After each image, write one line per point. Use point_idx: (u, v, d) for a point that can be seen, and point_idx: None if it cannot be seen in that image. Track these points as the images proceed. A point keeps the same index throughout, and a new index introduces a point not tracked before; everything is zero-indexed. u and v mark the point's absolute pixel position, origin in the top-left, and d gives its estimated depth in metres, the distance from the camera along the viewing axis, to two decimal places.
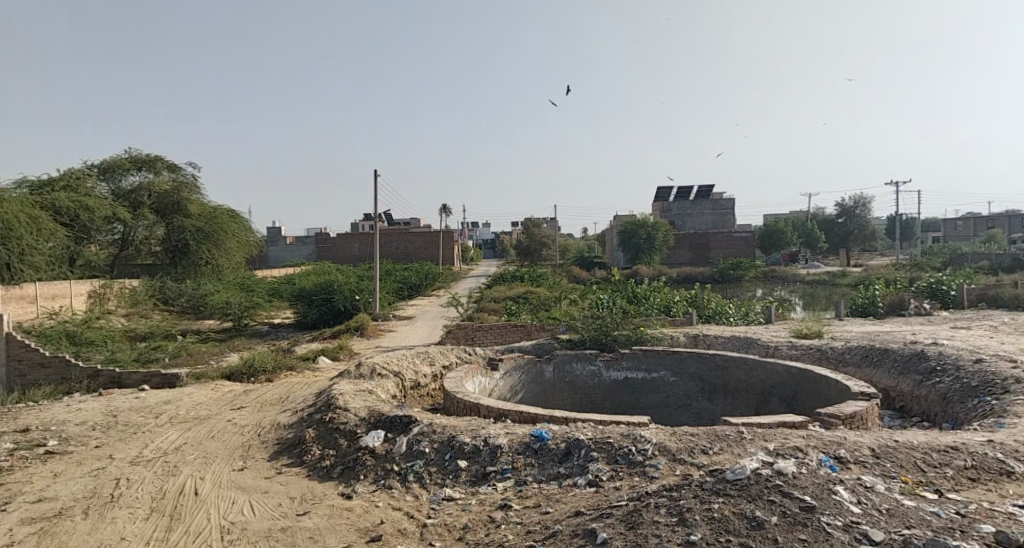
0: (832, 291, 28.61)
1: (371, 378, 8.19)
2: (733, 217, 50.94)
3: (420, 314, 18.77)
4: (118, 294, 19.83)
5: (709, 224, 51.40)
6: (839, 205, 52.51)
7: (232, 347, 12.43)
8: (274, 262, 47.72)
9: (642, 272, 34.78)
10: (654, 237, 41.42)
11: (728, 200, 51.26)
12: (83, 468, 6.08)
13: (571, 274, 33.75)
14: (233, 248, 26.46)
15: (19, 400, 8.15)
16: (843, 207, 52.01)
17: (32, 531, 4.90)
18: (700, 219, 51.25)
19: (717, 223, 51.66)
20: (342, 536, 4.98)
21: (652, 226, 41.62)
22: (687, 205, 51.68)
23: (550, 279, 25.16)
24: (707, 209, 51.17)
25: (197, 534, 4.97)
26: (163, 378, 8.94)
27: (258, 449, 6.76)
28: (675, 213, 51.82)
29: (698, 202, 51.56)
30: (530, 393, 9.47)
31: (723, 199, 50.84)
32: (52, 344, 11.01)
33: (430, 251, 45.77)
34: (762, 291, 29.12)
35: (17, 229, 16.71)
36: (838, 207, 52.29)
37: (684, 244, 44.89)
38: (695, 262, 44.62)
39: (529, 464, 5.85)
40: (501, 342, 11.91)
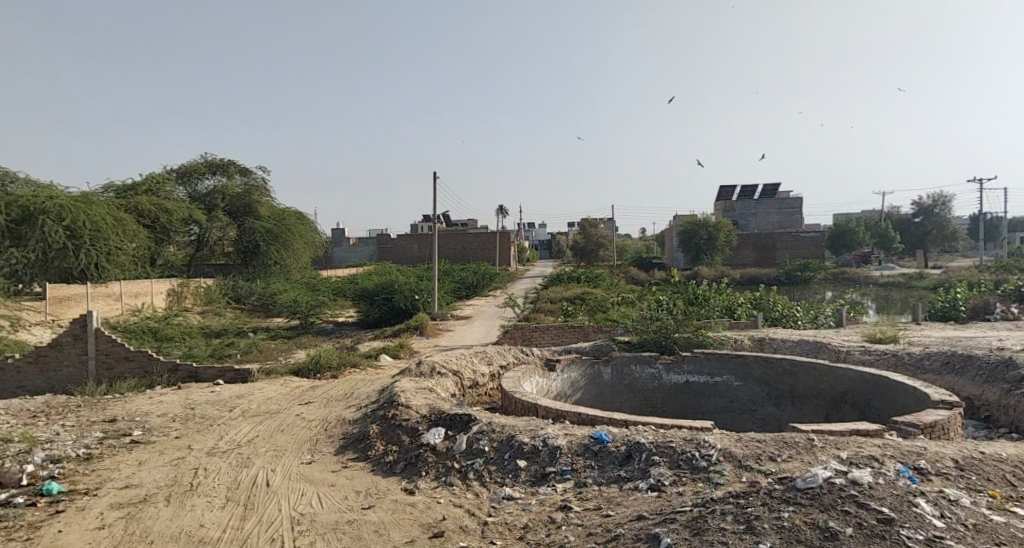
0: (908, 294, 27.28)
1: (431, 376, 8.32)
2: (799, 216, 49.34)
3: (477, 313, 18.95)
4: (194, 292, 20.85)
5: (774, 224, 49.93)
6: (915, 204, 50.40)
7: (299, 344, 12.86)
8: (338, 263, 49.29)
9: (704, 274, 34.06)
10: (716, 237, 40.48)
11: (795, 200, 49.68)
12: (164, 457, 6.40)
13: (629, 274, 33.35)
14: (300, 249, 27.25)
15: (107, 392, 8.63)
16: (920, 206, 49.91)
17: (120, 515, 5.19)
18: (765, 219, 49.84)
19: (783, 222, 50.03)
20: (406, 531, 5.07)
21: (713, 227, 40.71)
22: (751, 205, 50.40)
23: (608, 280, 24.98)
24: (772, 208, 49.75)
25: (269, 524, 5.17)
26: (235, 373, 9.33)
27: (324, 443, 6.97)
28: (738, 213, 50.53)
29: (762, 202, 50.21)
30: (588, 395, 9.42)
31: (789, 199, 49.30)
32: (136, 341, 11.66)
33: (487, 252, 46.12)
34: (833, 294, 28.06)
35: (105, 231, 18.60)
36: (915, 206, 50.22)
37: (748, 244, 43.79)
38: (760, 263, 43.38)
39: (589, 465, 5.82)
40: (557, 343, 11.91)
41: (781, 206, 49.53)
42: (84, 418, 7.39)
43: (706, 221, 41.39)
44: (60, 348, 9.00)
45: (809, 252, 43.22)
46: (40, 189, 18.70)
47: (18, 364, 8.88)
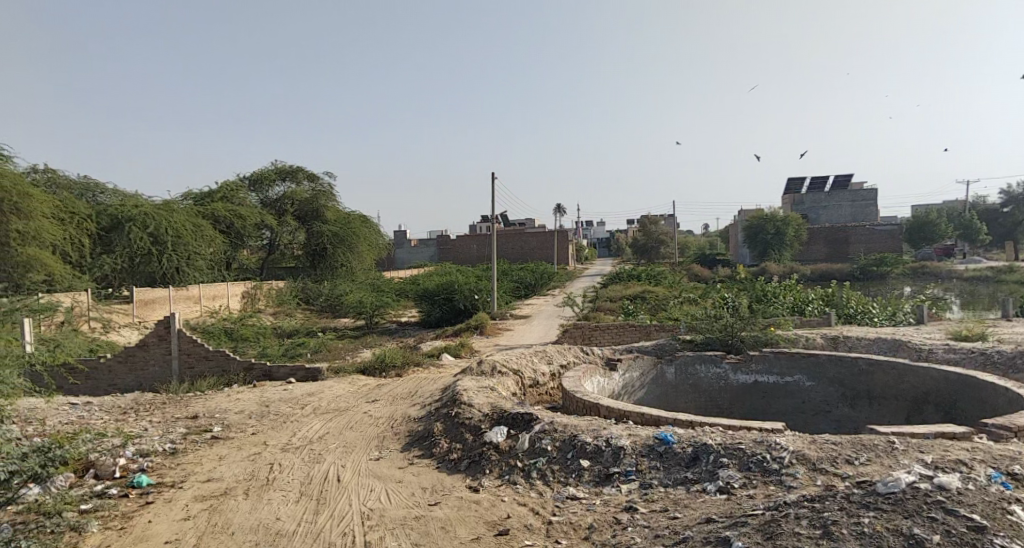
0: (1000, 288, 25.61)
1: (492, 375, 8.39)
2: (874, 209, 47.22)
3: (536, 313, 19.01)
4: (266, 294, 21.77)
5: (847, 216, 47.83)
6: (1004, 193, 47.23)
7: (365, 343, 13.24)
8: (401, 264, 50.67)
9: (772, 269, 33.05)
10: (785, 232, 39.09)
11: (870, 191, 47.59)
12: (242, 453, 6.71)
13: (692, 271, 32.65)
14: (364, 251, 28.05)
15: (189, 390, 9.12)
16: (1010, 195, 46.73)
17: (203, 507, 5.48)
18: (837, 211, 47.89)
19: (857, 216, 47.96)
20: (472, 528, 5.13)
21: (781, 221, 39.29)
22: (822, 197, 48.53)
23: (670, 277, 24.53)
24: (846, 200, 47.69)
25: (341, 518, 5.34)
26: (306, 372, 9.70)
27: (391, 440, 7.14)
28: (807, 206, 48.80)
29: (835, 194, 48.20)
30: (651, 395, 9.28)
31: (862, 190, 47.27)
32: (215, 341, 12.28)
33: (545, 252, 46.14)
34: (913, 289, 26.71)
35: (184, 237, 19.73)
36: (1004, 194, 47.08)
37: (819, 239, 42.17)
38: (832, 258, 41.62)
39: (654, 467, 5.74)
40: (618, 342, 11.80)
41: (855, 198, 47.44)
42: (168, 414, 7.83)
43: (773, 215, 40.08)
44: (146, 349, 9.55)
45: (886, 246, 41.15)
46: (127, 199, 19.98)
47: (109, 363, 9.44)
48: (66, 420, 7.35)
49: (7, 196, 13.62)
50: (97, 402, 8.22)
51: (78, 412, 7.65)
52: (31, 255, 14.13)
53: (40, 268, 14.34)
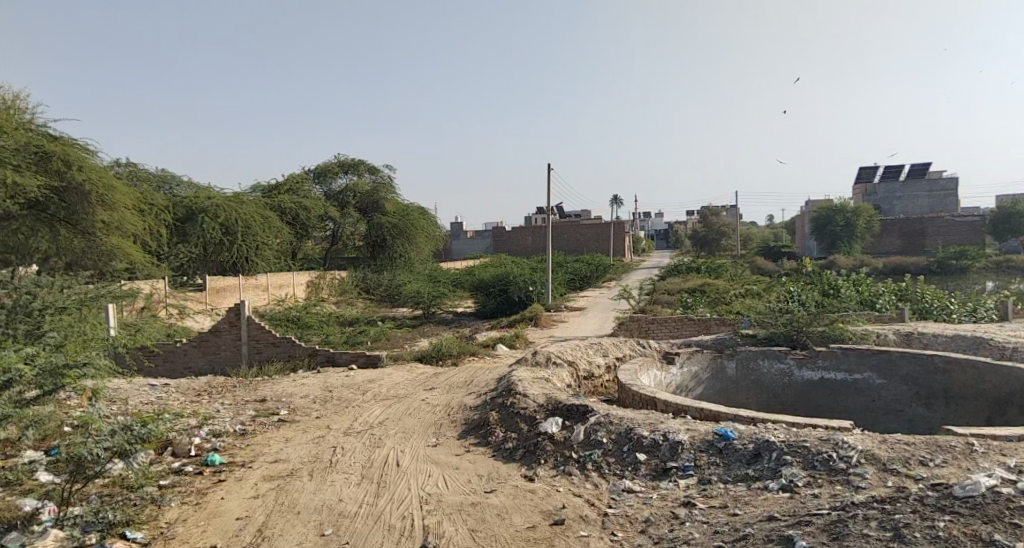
0: None
1: (547, 366, 8.42)
2: (955, 199, 44.75)
3: (591, 305, 18.91)
4: (330, 284, 22.49)
5: (924, 207, 45.49)
6: None
7: (422, 332, 13.50)
8: (457, 255, 51.52)
9: (840, 262, 31.78)
10: (855, 223, 37.58)
11: (950, 180, 45.08)
12: (307, 435, 6.98)
13: (755, 264, 31.70)
14: (422, 242, 28.56)
15: (258, 374, 9.55)
16: None
17: (271, 486, 5.73)
18: (913, 202, 45.65)
19: (934, 206, 45.61)
20: (528, 516, 5.18)
21: (851, 213, 37.88)
22: (896, 187, 46.29)
23: (732, 270, 23.90)
24: (922, 190, 45.37)
25: (400, 502, 5.48)
26: (367, 358, 9.99)
27: (447, 428, 7.27)
28: (880, 197, 46.71)
29: (910, 184, 45.94)
30: (711, 390, 9.09)
31: (941, 180, 44.83)
32: (283, 328, 12.81)
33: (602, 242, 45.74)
34: (1000, 283, 25.15)
35: (253, 227, 20.62)
36: None
37: (893, 230, 40.03)
38: (907, 251, 39.56)
39: (713, 463, 5.63)
40: (675, 336, 11.63)
41: (933, 188, 45.04)
42: (238, 397, 8.21)
43: (842, 207, 38.62)
44: (218, 334, 10.01)
45: (966, 238, 38.93)
46: (200, 191, 21.03)
47: (185, 347, 9.96)
48: (146, 400, 7.81)
49: (92, 187, 14.59)
50: (174, 384, 8.70)
51: (157, 393, 8.12)
52: (114, 244, 15.21)
53: (122, 256, 15.42)
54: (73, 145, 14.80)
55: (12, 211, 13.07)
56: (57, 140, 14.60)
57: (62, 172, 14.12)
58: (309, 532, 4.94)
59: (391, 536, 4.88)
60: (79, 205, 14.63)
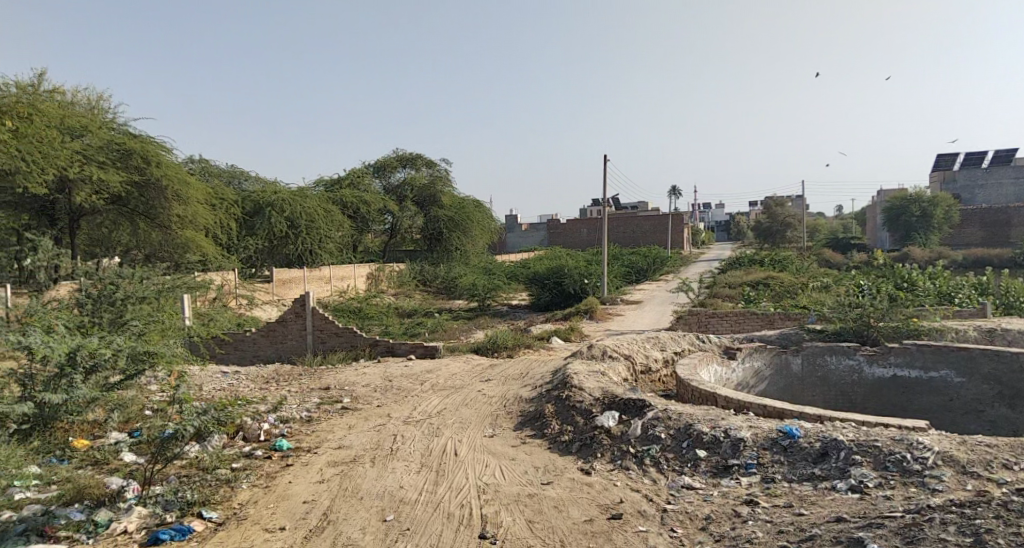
0: None
1: (603, 359, 8.36)
2: None
3: (648, 299, 18.65)
4: (388, 276, 22.95)
5: (1010, 196, 42.72)
6: None
7: (478, 324, 13.64)
8: (512, 248, 51.89)
9: (916, 254, 30.22)
10: (932, 213, 35.69)
11: None
12: (368, 423, 7.17)
13: (822, 256, 30.43)
14: (477, 235, 28.79)
15: (322, 363, 9.87)
16: None
17: (335, 472, 5.92)
18: (997, 190, 42.96)
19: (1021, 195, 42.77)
20: (584, 509, 5.18)
21: (928, 203, 35.97)
22: (978, 174, 43.71)
23: (799, 263, 23.04)
24: (1008, 178, 42.63)
25: (458, 490, 5.57)
26: (425, 349, 10.17)
27: (504, 419, 7.32)
28: (961, 185, 44.20)
29: (994, 171, 43.26)
30: (775, 386, 8.83)
31: None
32: (346, 319, 13.20)
33: (659, 236, 45.07)
34: None
35: (317, 221, 21.28)
36: None
37: (975, 220, 37.94)
38: (989, 243, 37.25)
39: (777, 461, 5.48)
40: (737, 330, 11.36)
41: (1019, 175, 42.25)
42: (304, 385, 8.50)
43: (917, 197, 36.79)
44: (285, 323, 10.38)
45: None
46: (266, 186, 21.86)
47: (254, 335, 10.36)
48: (218, 387, 8.19)
49: (169, 183, 15.38)
50: (244, 372, 9.09)
51: (228, 379, 8.50)
52: (188, 238, 16.20)
53: (195, 249, 16.44)
54: (151, 143, 15.60)
55: (97, 205, 14.64)
56: (136, 138, 15.44)
57: (141, 168, 14.93)
58: (372, 517, 5.08)
59: (450, 524, 4.96)
60: (157, 200, 15.51)
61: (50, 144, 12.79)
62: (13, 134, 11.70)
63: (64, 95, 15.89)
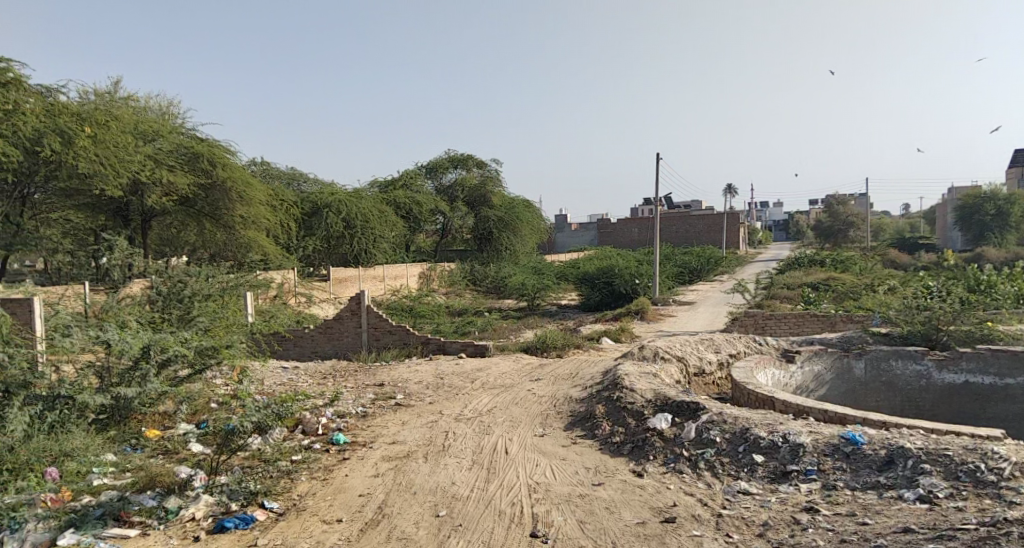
0: None
1: (655, 360, 8.26)
2: None
3: (702, 300, 18.31)
4: (440, 275, 23.30)
5: None
6: None
7: (528, 324, 13.69)
8: (562, 248, 51.92)
9: (991, 255, 28.61)
10: (1009, 212, 33.78)
11: None
12: (420, 420, 7.28)
13: (888, 256, 29.22)
14: (527, 235, 28.86)
15: (376, 360, 10.13)
16: None
17: (389, 467, 6.04)
18: None
19: None
20: (637, 512, 5.12)
21: (1004, 201, 34.09)
22: None
23: (864, 263, 22.19)
24: None
25: (509, 488, 5.60)
26: (475, 348, 10.27)
27: (554, 419, 7.33)
28: None
29: None
30: (837, 391, 8.55)
31: None
32: (399, 317, 13.48)
33: (713, 235, 44.38)
34: None
35: (372, 221, 21.74)
36: None
37: None
38: None
39: (839, 468, 5.30)
40: (796, 332, 11.05)
41: None
42: (359, 381, 8.70)
43: (992, 195, 34.92)
44: (341, 321, 10.64)
45: None
46: (323, 188, 22.53)
47: (312, 332, 10.64)
48: (278, 381, 8.48)
49: (232, 185, 16.01)
50: (303, 367, 9.39)
51: (287, 374, 8.80)
52: (250, 237, 16.80)
53: (256, 249, 17.08)
54: (217, 146, 16.31)
55: (167, 207, 15.41)
56: (204, 141, 16.18)
57: (207, 171, 15.67)
58: (425, 512, 5.16)
59: (501, 521, 4.99)
60: (223, 201, 16.17)
61: (125, 149, 13.49)
62: (93, 139, 12.59)
63: (139, 102, 16.87)
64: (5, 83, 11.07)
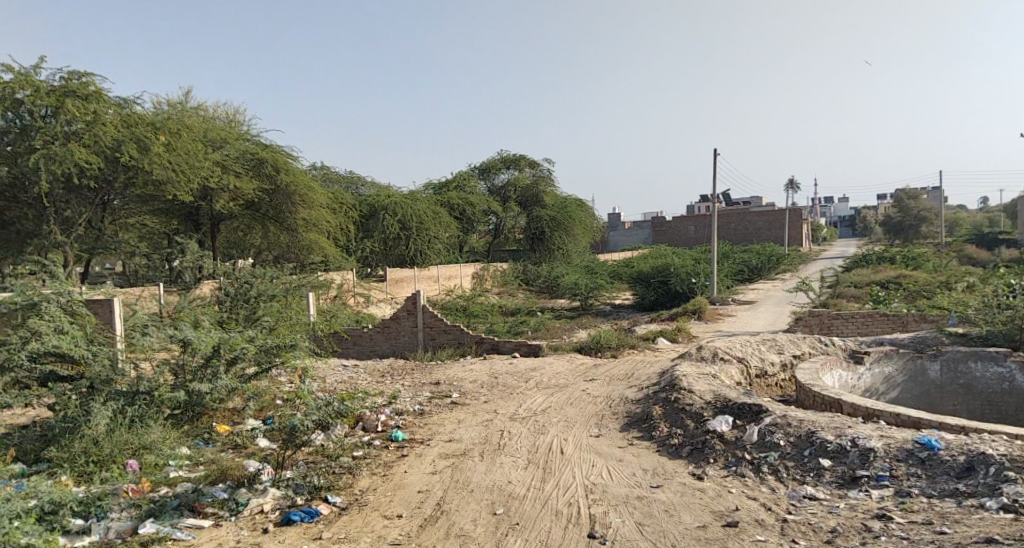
0: None
1: (714, 361, 8.09)
2: None
3: (763, 299, 17.79)
4: (492, 275, 23.46)
5: None
6: None
7: (581, 323, 13.62)
8: (615, 247, 51.52)
9: None
10: None
11: None
12: (476, 418, 7.35)
13: (965, 253, 27.67)
14: (579, 234, 28.72)
15: (432, 358, 10.28)
16: None
17: (447, 464, 6.11)
18: None
19: None
20: (697, 515, 5.01)
21: None
22: None
23: (939, 260, 21.08)
24: None
25: (566, 489, 5.58)
26: (529, 347, 10.29)
27: (610, 419, 7.26)
28: None
29: None
30: (909, 394, 8.19)
31: None
32: (455, 317, 13.64)
33: (775, 231, 43.24)
34: None
35: (426, 222, 22.05)
36: None
37: None
38: None
39: (913, 474, 5.05)
40: (864, 333, 10.64)
41: None
42: (416, 379, 8.86)
43: None
44: (398, 320, 10.84)
45: None
46: (380, 191, 23.04)
47: (370, 331, 10.90)
48: (339, 379, 8.71)
49: (295, 189, 16.57)
50: (363, 366, 9.61)
51: (348, 373, 9.03)
52: (311, 239, 17.31)
53: (318, 251, 17.55)
54: (280, 151, 16.93)
55: (235, 210, 16.08)
56: (268, 147, 16.80)
57: (272, 176, 16.26)
58: (483, 510, 5.20)
59: (558, 521, 4.98)
60: (286, 205, 16.75)
61: (196, 157, 14.21)
62: (167, 147, 13.30)
63: (208, 112, 17.68)
64: (87, 95, 12.06)
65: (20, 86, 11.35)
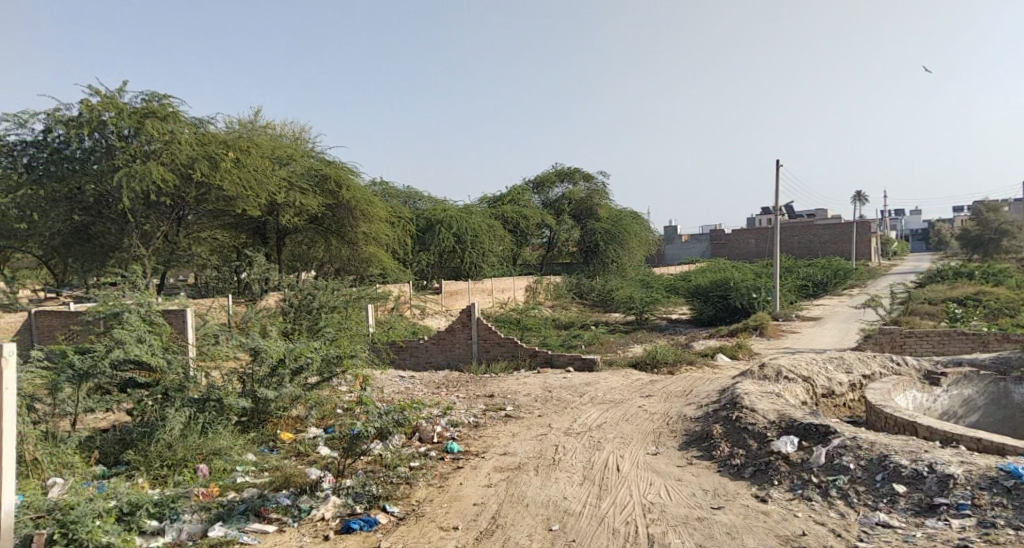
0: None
1: (777, 380, 7.85)
2: None
3: (829, 315, 17.16)
4: (545, 287, 23.46)
5: None
6: None
7: (636, 338, 13.46)
8: (669, 260, 50.78)
9: None
10: None
11: None
12: (531, 432, 7.35)
13: None
14: (634, 247, 28.41)
15: (485, 371, 10.32)
16: None
17: (502, 478, 6.11)
18: None
19: None
20: (761, 538, 4.83)
21: None
22: None
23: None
24: None
25: (622, 507, 5.48)
26: (583, 362, 10.24)
27: (667, 437, 7.12)
28: None
29: None
30: (991, 417, 7.78)
31: None
32: (510, 330, 13.70)
33: (840, 244, 41.70)
34: None
35: (480, 235, 22.27)
36: None
37: None
38: None
39: (999, 503, 4.74)
40: (940, 352, 10.14)
41: None
42: (470, 392, 8.92)
43: None
44: (453, 332, 10.96)
45: None
46: (436, 205, 23.43)
47: (426, 342, 11.06)
48: (397, 390, 8.86)
49: (356, 205, 17.05)
50: (420, 377, 9.75)
51: (405, 383, 9.17)
52: (371, 253, 17.76)
53: (376, 263, 17.97)
54: (343, 167, 17.49)
55: (299, 225, 16.68)
56: (331, 163, 17.39)
57: (334, 192, 16.80)
58: (538, 525, 5.17)
59: (615, 540, 4.90)
60: (347, 219, 17.26)
61: (265, 174, 14.92)
62: (236, 162, 13.95)
63: (277, 130, 18.46)
64: (165, 116, 12.78)
65: (105, 108, 12.12)
